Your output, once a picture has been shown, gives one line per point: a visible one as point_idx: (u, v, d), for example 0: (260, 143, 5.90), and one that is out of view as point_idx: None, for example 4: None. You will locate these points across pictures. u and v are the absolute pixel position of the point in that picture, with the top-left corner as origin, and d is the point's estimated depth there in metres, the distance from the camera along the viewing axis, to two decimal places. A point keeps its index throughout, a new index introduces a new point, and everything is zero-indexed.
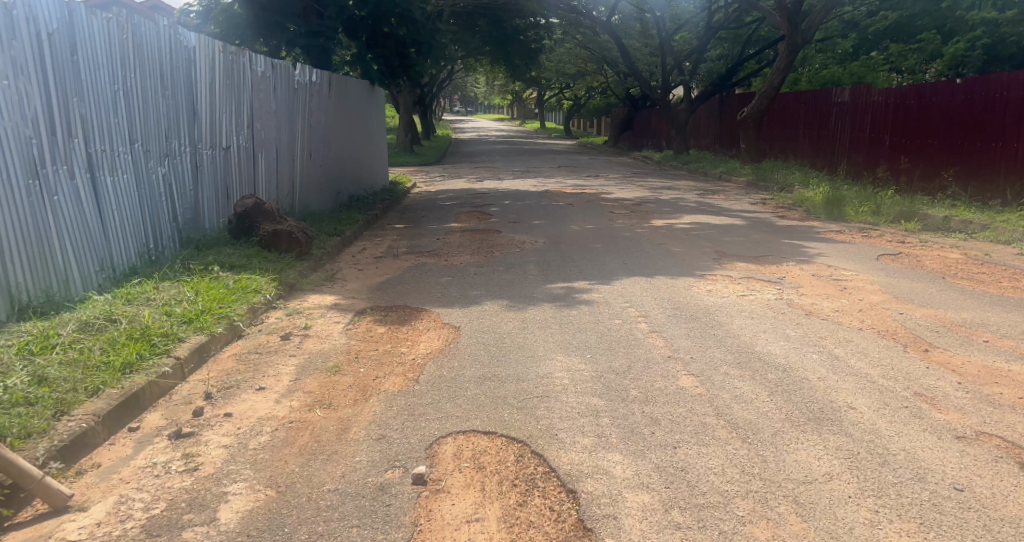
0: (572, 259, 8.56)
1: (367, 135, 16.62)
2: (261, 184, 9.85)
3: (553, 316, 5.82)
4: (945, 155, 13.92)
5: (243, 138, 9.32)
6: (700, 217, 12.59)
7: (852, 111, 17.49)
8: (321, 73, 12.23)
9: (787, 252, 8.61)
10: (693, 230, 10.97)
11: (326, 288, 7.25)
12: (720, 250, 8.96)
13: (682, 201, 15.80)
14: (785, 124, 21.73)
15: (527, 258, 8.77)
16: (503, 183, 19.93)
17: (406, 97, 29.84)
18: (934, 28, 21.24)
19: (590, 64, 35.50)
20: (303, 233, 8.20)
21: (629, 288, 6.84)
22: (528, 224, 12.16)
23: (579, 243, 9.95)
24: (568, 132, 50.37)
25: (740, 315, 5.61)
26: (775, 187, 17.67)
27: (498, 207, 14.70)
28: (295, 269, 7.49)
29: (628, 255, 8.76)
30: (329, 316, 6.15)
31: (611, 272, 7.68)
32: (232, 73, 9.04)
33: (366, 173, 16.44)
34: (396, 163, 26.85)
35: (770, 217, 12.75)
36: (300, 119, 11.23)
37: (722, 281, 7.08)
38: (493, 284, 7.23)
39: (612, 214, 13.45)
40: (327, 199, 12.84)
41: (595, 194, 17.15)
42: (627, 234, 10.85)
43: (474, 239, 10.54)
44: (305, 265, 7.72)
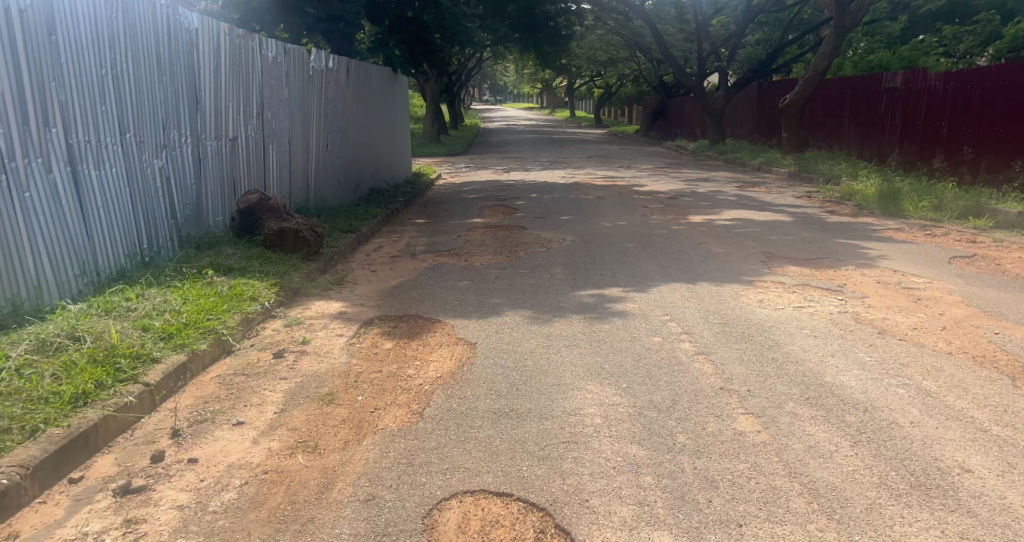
0: (603, 261, 7.86)
1: (388, 124, 15.90)
2: (272, 177, 9.19)
3: (582, 333, 5.12)
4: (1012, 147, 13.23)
5: (251, 129, 8.67)
6: (742, 213, 11.80)
7: (905, 98, 16.89)
8: (338, 58, 11.57)
9: (845, 254, 7.87)
10: (736, 227, 10.22)
11: (334, 294, 6.63)
12: (767, 251, 8.22)
13: (721, 194, 14.99)
14: (829, 112, 20.86)
15: (554, 259, 8.10)
16: (531, 174, 19.23)
17: (433, 85, 29.17)
18: (994, 9, 21.28)
19: (623, 51, 34.64)
20: (314, 232, 7.53)
21: (667, 297, 6.12)
22: (557, 220, 11.48)
23: (612, 241, 9.25)
24: (599, 121, 49.53)
25: (799, 335, 4.87)
26: (822, 178, 16.91)
27: (525, 201, 14.02)
28: (301, 271, 6.84)
29: (665, 256, 8.04)
30: (332, 328, 5.51)
31: (647, 276, 6.95)
32: (240, 58, 8.36)
33: (388, 164, 15.79)
34: (422, 153, 26.21)
35: (817, 213, 11.94)
36: (315, 107, 10.58)
37: (773, 289, 6.35)
38: (516, 291, 6.56)
39: (647, 208, 12.71)
40: (344, 193, 12.20)
41: (627, 186, 16.40)
42: (664, 231, 10.11)
43: (499, 237, 9.87)
44: (312, 268, 7.09)
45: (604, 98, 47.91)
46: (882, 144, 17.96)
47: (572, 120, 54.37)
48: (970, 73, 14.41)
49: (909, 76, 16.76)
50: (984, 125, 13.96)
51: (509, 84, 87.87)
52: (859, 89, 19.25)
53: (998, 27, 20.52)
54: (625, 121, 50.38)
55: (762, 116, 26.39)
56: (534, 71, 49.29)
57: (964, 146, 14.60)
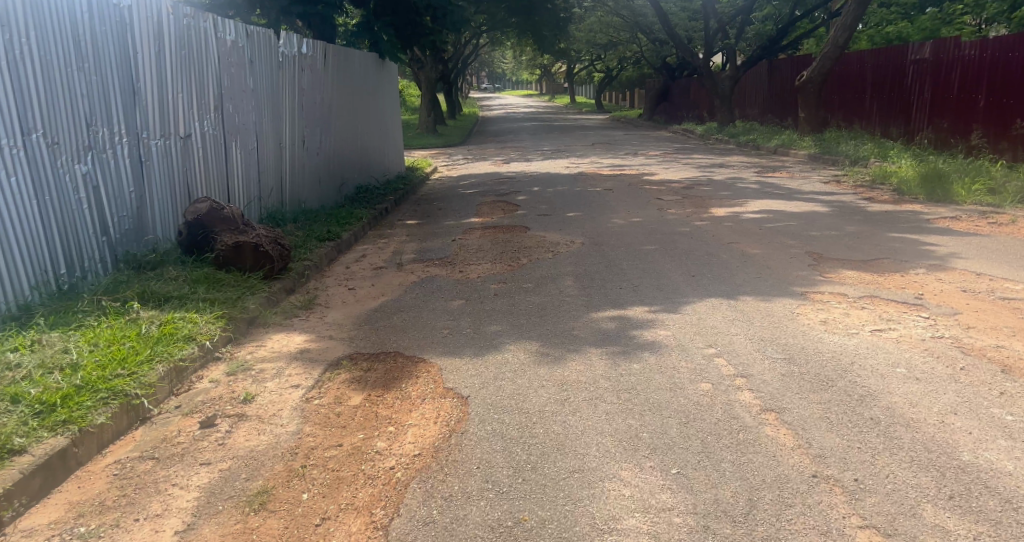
0: (622, 271, 6.72)
1: (375, 115, 14.60)
2: (234, 181, 7.80)
3: (606, 380, 3.95)
4: None
5: (211, 125, 7.25)
6: (769, 203, 10.66)
7: (934, 70, 15.88)
8: (312, 43, 10.26)
9: (907, 253, 6.80)
10: (767, 222, 9.09)
11: (300, 322, 5.47)
12: (813, 251, 7.09)
13: (741, 181, 13.86)
14: (848, 89, 19.69)
15: (564, 271, 6.97)
16: (532, 165, 18.01)
17: (429, 74, 27.91)
18: None
19: (623, 32, 33.35)
20: (279, 245, 6.33)
21: (708, 320, 4.97)
22: (563, 218, 10.35)
23: (629, 243, 8.12)
24: (600, 106, 48.28)
25: (895, 379, 3.69)
26: (847, 160, 15.95)
27: (529, 196, 12.87)
28: (260, 295, 5.61)
29: (694, 262, 6.91)
30: (287, 376, 4.21)
31: (678, 291, 5.80)
32: (193, 40, 6.91)
33: (375, 159, 14.52)
34: (415, 146, 24.87)
35: (852, 201, 10.81)
36: (285, 97, 9.24)
37: (835, 306, 5.21)
38: (521, 317, 5.43)
39: (661, 200, 11.56)
40: (321, 194, 10.92)
41: (637, 175, 15.24)
42: (686, 228, 8.98)
43: (499, 243, 8.73)
44: (275, 290, 5.87)
45: (604, 82, 46.60)
46: (909, 122, 16.90)
47: (573, 106, 53.10)
48: (1012, 40, 13.40)
49: (939, 45, 15.72)
50: None
51: (507, 70, 86.40)
52: (881, 62, 18.13)
53: None
54: (627, 105, 49.16)
55: (773, 96, 25.21)
56: (531, 56, 47.99)
57: (1006, 121, 13.62)
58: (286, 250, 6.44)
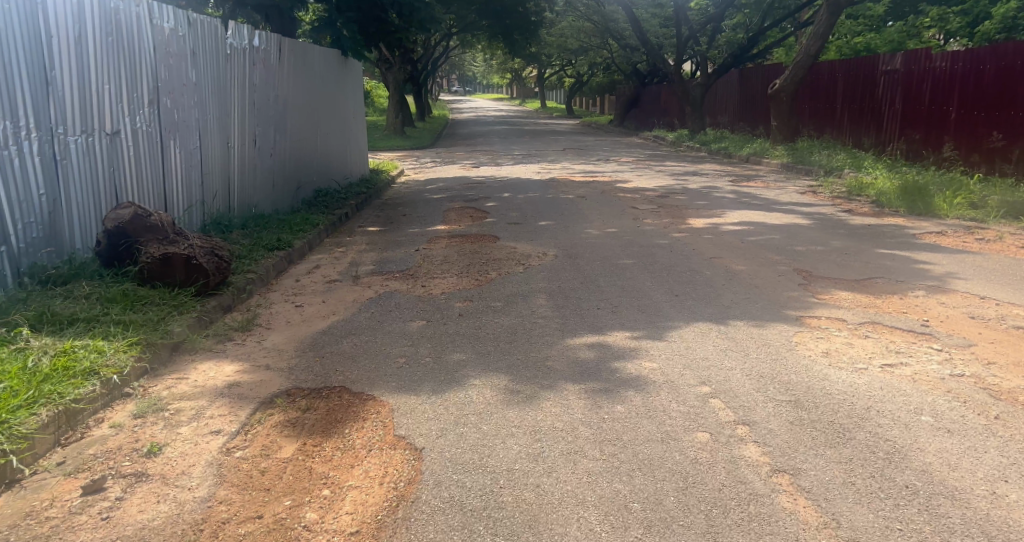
0: (598, 290, 6.17)
1: (336, 115, 13.90)
2: (172, 184, 7.08)
3: (586, 427, 3.37)
4: None
5: (146, 121, 6.54)
6: (748, 215, 10.21)
7: (905, 81, 15.66)
8: (262, 34, 9.67)
9: (900, 272, 6.34)
10: (749, 235, 8.61)
11: (236, 350, 4.81)
12: (801, 267, 6.60)
13: (716, 190, 13.43)
14: (819, 99, 19.46)
15: (536, 287, 6.39)
16: (502, 169, 17.44)
17: (397, 74, 27.22)
18: None
19: (594, 38, 33.00)
20: (215, 255, 5.68)
21: (698, 350, 4.43)
22: (534, 227, 9.78)
23: (605, 257, 7.57)
24: (570, 111, 47.90)
25: (922, 430, 3.15)
26: (821, 170, 15.64)
27: (497, 203, 12.28)
28: (187, 317, 4.94)
29: (676, 279, 6.37)
30: (208, 419, 3.50)
31: (662, 314, 5.25)
32: (124, 27, 6.19)
33: (336, 161, 13.84)
34: (381, 148, 24.14)
35: (833, 213, 10.41)
36: (229, 91, 8.63)
37: (836, 332, 4.69)
38: (488, 344, 4.84)
39: (636, 209, 11.06)
40: (273, 198, 10.26)
41: (610, 182, 14.74)
42: (664, 240, 8.46)
43: (466, 254, 8.12)
44: (206, 311, 5.21)
45: (574, 88, 46.26)
46: (881, 132, 16.66)
47: (544, 110, 52.67)
48: (984, 52, 13.16)
49: (910, 56, 15.49)
50: (1001, 109, 12.77)
51: (478, 74, 85.76)
52: (852, 72, 17.91)
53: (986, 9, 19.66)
54: (597, 111, 48.87)
55: (744, 104, 24.98)
56: (501, 59, 47.46)
57: (978, 133, 13.38)
58: (224, 261, 5.79)
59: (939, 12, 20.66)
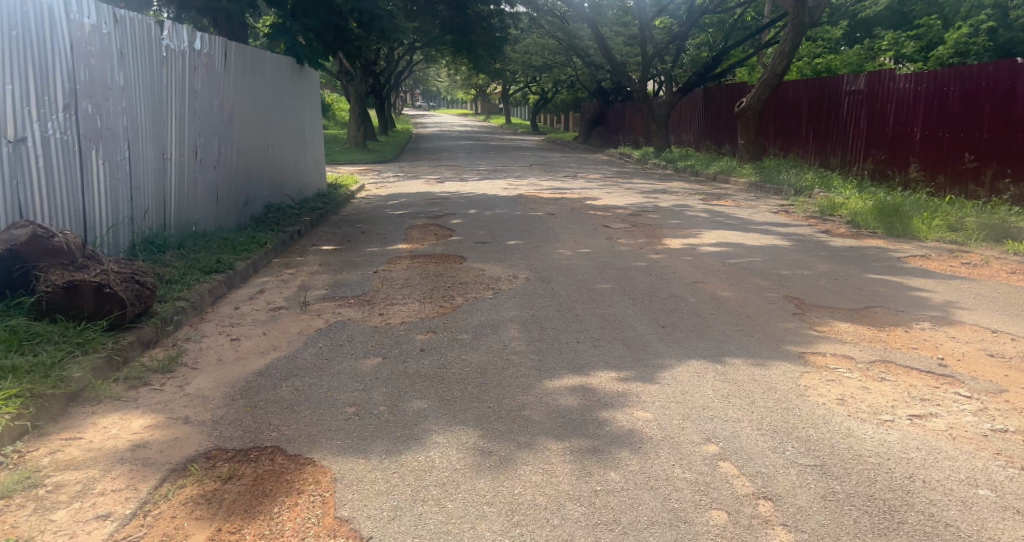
0: (576, 320, 5.57)
1: (291, 127, 13.22)
2: (93, 194, 6.94)
3: (575, 505, 2.79)
4: (999, 151, 11.81)
5: (61, 127, 6.45)
6: (725, 235, 9.76)
7: (869, 101, 15.45)
8: (210, 39, 9.28)
9: (899, 299, 5.82)
10: (729, 257, 8.12)
11: (153, 403, 4.14)
12: (792, 293, 6.05)
13: (688, 209, 13.02)
14: (783, 118, 19.25)
15: (506, 316, 5.79)
16: (467, 185, 16.85)
17: (358, 87, 26.53)
18: (939, 14, 20.55)
19: (558, 54, 32.69)
20: (134, 281, 5.26)
21: (695, 397, 3.81)
22: (501, 246, 9.19)
23: (579, 281, 7.02)
24: (535, 127, 47.51)
25: (986, 513, 2.64)
26: (789, 189, 15.33)
27: (461, 220, 11.65)
28: (89, 359, 4.37)
29: (659, 308, 5.83)
30: (93, 501, 2.95)
31: (647, 352, 4.66)
32: (27, 25, 6.06)
33: (291, 176, 13.15)
34: (343, 162, 23.45)
35: (811, 234, 10.00)
36: (168, 97, 8.28)
37: (848, 374, 4.04)
38: (454, 388, 4.18)
39: (608, 229, 10.55)
40: (223, 212, 9.83)
41: (577, 199, 14.21)
42: (640, 263, 7.94)
43: (429, 277, 7.45)
44: (114, 351, 4.61)
45: (539, 104, 45.89)
46: (846, 152, 16.42)
47: (509, 126, 52.25)
48: (947, 73, 12.98)
49: (874, 77, 15.31)
50: (967, 130, 12.52)
51: (443, 89, 85.25)
52: (816, 92, 17.73)
53: (941, 32, 19.73)
54: (562, 127, 48.55)
55: (709, 122, 24.77)
56: (465, 74, 46.98)
57: (942, 155, 13.13)
58: (146, 288, 5.36)
59: (898, 34, 20.68)
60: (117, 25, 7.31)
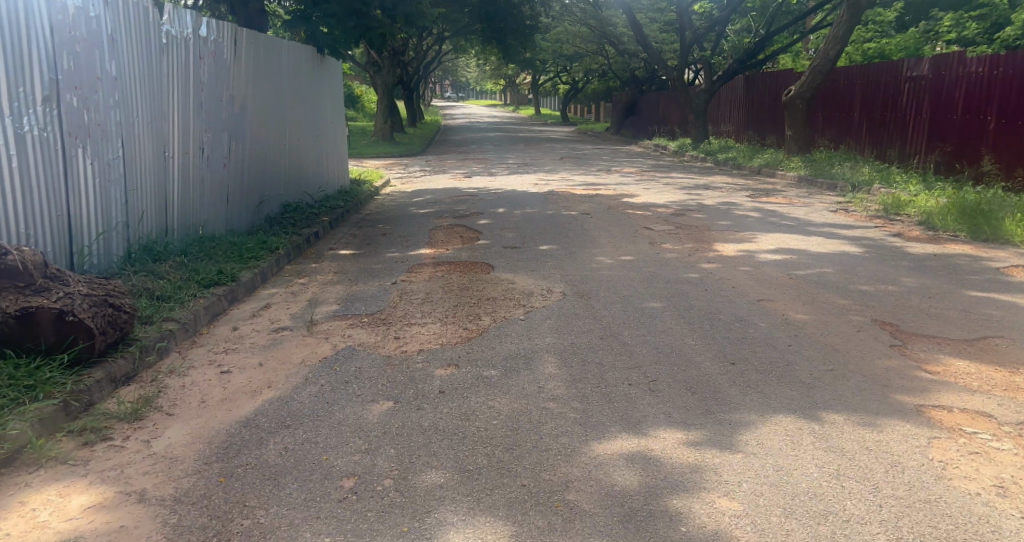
0: (623, 353, 4.68)
1: (311, 119, 12.41)
2: (78, 198, 6.16)
3: None
4: None
5: (39, 123, 5.71)
6: (784, 241, 8.79)
7: (934, 88, 14.27)
8: (218, 24, 8.48)
9: (1018, 326, 4.85)
10: (794, 268, 7.17)
11: (109, 468, 3.33)
12: (882, 317, 5.08)
13: (736, 208, 12.05)
14: (834, 107, 18.10)
15: (540, 346, 4.93)
16: (497, 180, 16.01)
17: (386, 78, 25.85)
18: None
19: (591, 42, 31.63)
20: (108, 304, 4.49)
21: (796, 477, 2.91)
22: (535, 252, 8.34)
23: (623, 299, 6.13)
24: (566, 117, 46.50)
25: None
26: (844, 185, 14.26)
27: (491, 220, 10.80)
28: (38, 406, 3.60)
29: (725, 338, 4.90)
30: None
31: (720, 403, 3.74)
32: None
33: (310, 172, 12.37)
34: (370, 155, 22.73)
35: (879, 238, 9.00)
36: (169, 89, 7.49)
37: (997, 445, 3.10)
38: (478, 454, 3.32)
39: (652, 232, 9.65)
40: (233, 214, 9.07)
41: (615, 196, 13.30)
42: (692, 275, 7.03)
43: (452, 291, 6.61)
44: (71, 395, 3.84)
45: (570, 94, 44.84)
46: (906, 143, 15.26)
47: (539, 117, 51.30)
48: None
49: (939, 61, 14.13)
50: None
51: (473, 79, 84.39)
52: (872, 80, 16.57)
53: (1008, 13, 18.38)
54: (593, 117, 47.44)
55: (751, 112, 23.60)
56: (495, 63, 46.06)
57: (1021, 146, 11.97)
58: (122, 312, 4.59)
59: (960, 15, 19.35)
60: (109, 7, 6.54)
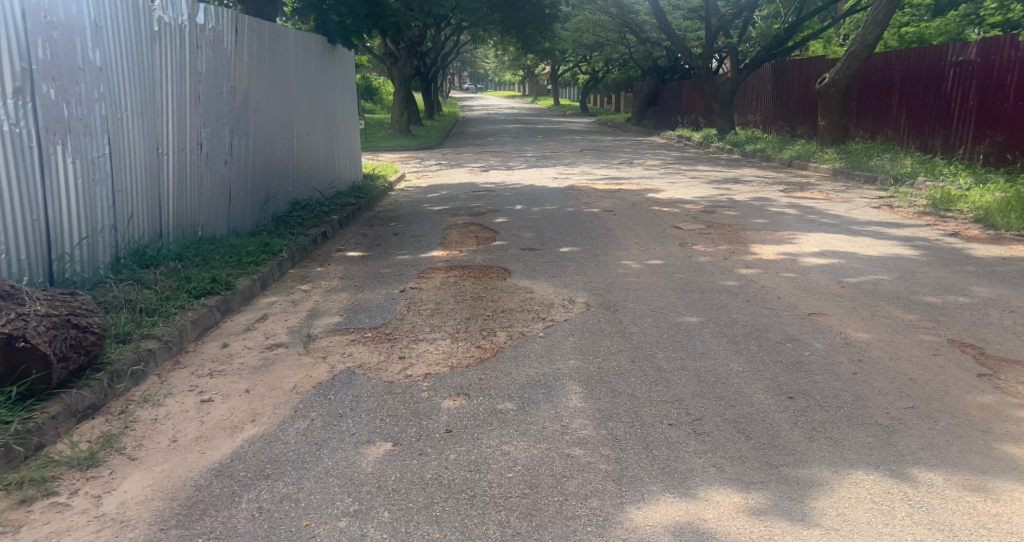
0: (658, 383, 4.05)
1: (320, 113, 11.78)
2: (58, 199, 5.49)
3: None
4: None
5: (10, 118, 5.01)
6: (828, 242, 8.10)
7: (983, 73, 13.47)
8: (217, 9, 7.75)
9: None
10: (843, 274, 6.53)
11: (44, 538, 2.78)
12: (958, 339, 4.45)
13: (771, 203, 11.38)
14: (870, 95, 17.28)
15: (563, 372, 4.32)
16: (516, 174, 15.39)
17: (402, 69, 25.18)
18: None
19: (612, 32, 30.86)
20: (75, 326, 3.86)
21: None
22: (558, 255, 7.74)
23: (655, 313, 5.48)
24: (586, 108, 45.72)
25: None
26: (885, 178, 13.51)
27: (510, 218, 10.20)
28: None
29: (777, 364, 4.25)
30: None
31: (784, 454, 3.10)
32: None
33: (320, 168, 11.75)
34: (385, 148, 22.12)
35: (931, 239, 8.29)
36: (164, 80, 6.76)
37: None
38: (490, 523, 2.75)
39: (683, 231, 9.01)
40: (234, 214, 8.41)
41: (641, 191, 12.67)
42: (731, 282, 6.39)
43: (465, 301, 6.01)
44: (15, 437, 3.28)
45: (590, 85, 44.06)
46: (950, 132, 14.46)
47: (558, 108, 50.52)
48: None
49: (989, 45, 13.32)
50: None
51: (491, 70, 83.61)
52: (912, 67, 15.73)
53: None
54: (613, 109, 46.63)
55: (779, 101, 22.78)
56: (513, 54, 45.31)
57: None
58: (95, 334, 3.95)
59: None
60: None
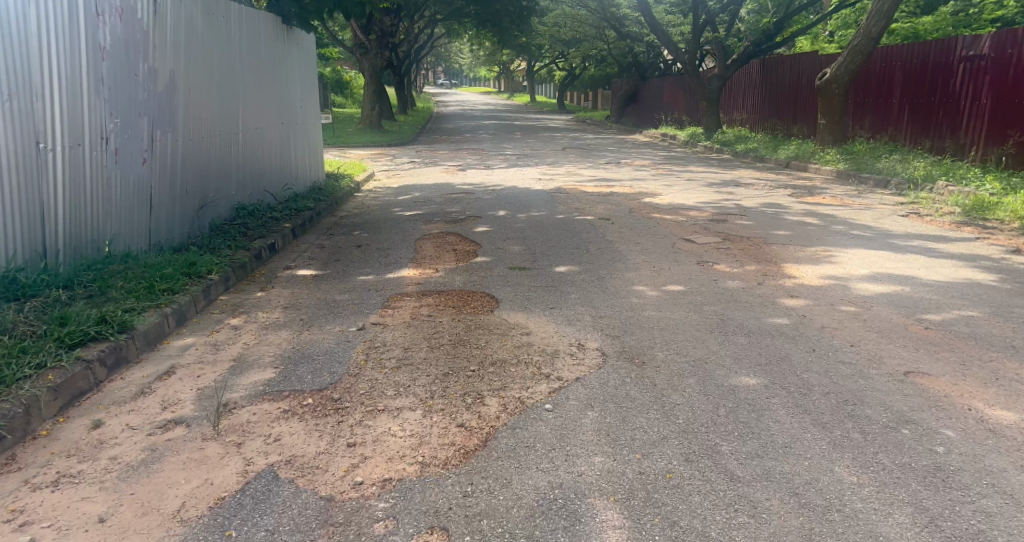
0: (741, 511, 2.67)
1: (272, 103, 10.21)
2: None
3: None
4: None
5: None
6: (874, 261, 6.78)
7: (997, 67, 12.29)
8: None
9: None
10: (915, 307, 5.21)
11: None
12: None
13: (784, 210, 10.09)
14: (869, 93, 16.08)
15: (590, 483, 2.90)
16: (495, 174, 13.91)
17: (373, 60, 23.52)
18: None
19: (590, 27, 29.57)
20: None
21: None
22: (555, 276, 6.30)
23: (697, 370, 4.06)
24: (563, 106, 44.31)
25: None
26: (901, 180, 12.30)
27: (492, 225, 8.76)
28: None
29: (909, 474, 2.87)
30: None
31: None
32: None
33: (272, 166, 10.16)
34: (352, 145, 20.43)
35: (990, 257, 7.01)
36: (46, 51, 5.19)
37: None
38: None
39: (697, 246, 7.64)
40: (155, 223, 6.83)
41: (637, 194, 11.29)
42: (781, 319, 5.00)
43: (442, 348, 4.53)
44: None
45: (567, 82, 42.69)
46: (960, 132, 13.26)
47: (535, 105, 49.02)
48: None
49: (1004, 38, 12.14)
50: None
51: (465, 66, 81.82)
52: (917, 61, 14.54)
53: None
54: (591, 106, 45.23)
55: (769, 98, 21.58)
56: (489, 49, 43.73)
57: None
58: None
59: None
60: None
